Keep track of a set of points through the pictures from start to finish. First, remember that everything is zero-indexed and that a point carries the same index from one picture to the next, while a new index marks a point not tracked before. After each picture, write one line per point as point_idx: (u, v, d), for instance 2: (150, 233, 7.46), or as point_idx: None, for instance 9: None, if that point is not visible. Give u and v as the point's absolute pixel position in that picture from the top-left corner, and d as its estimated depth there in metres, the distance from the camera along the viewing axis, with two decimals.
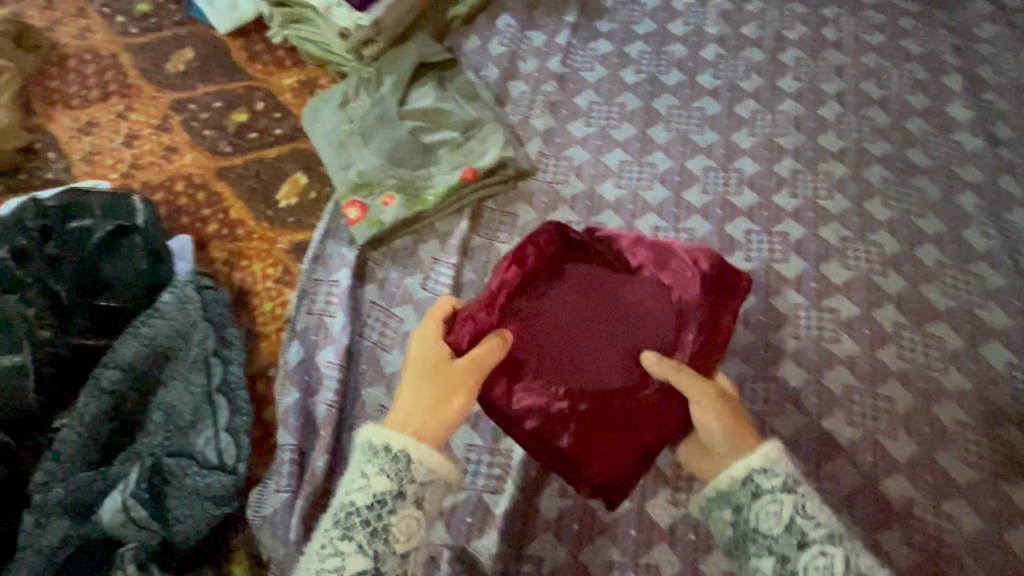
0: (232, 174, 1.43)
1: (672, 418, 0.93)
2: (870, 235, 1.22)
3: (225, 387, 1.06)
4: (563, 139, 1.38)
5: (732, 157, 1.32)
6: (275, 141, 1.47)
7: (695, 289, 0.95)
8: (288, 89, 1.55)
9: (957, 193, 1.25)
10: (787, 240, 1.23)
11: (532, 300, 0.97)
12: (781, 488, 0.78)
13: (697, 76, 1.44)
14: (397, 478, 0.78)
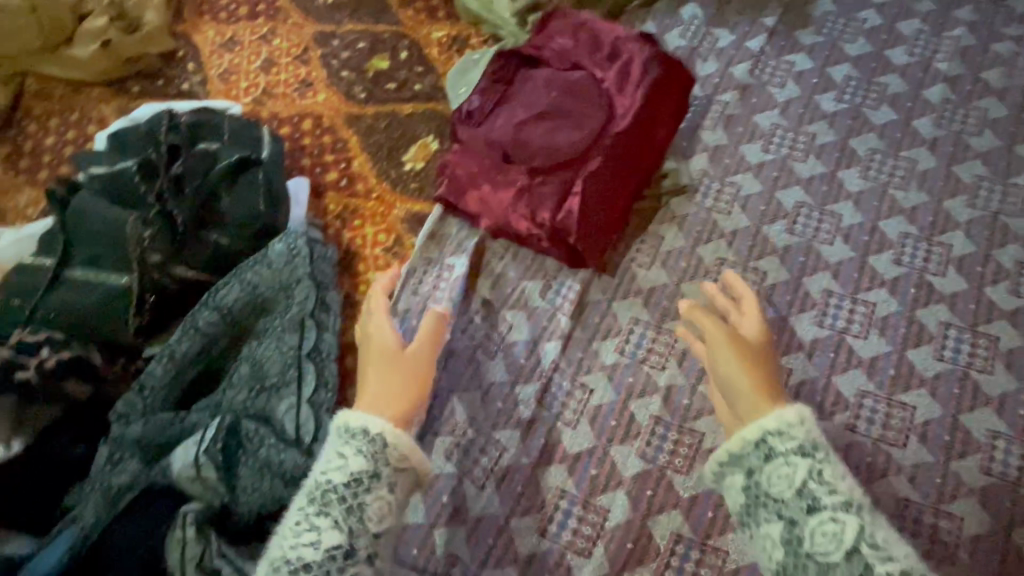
0: (363, 123, 1.34)
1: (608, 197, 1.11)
2: None
3: (316, 359, 0.98)
4: (733, 160, 1.20)
5: (941, 226, 1.11)
6: (412, 97, 1.36)
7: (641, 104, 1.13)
8: (437, 43, 1.44)
9: None
10: (995, 346, 1.01)
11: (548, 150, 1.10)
12: (795, 449, 0.72)
13: (911, 121, 1.21)
14: (374, 460, 0.77)
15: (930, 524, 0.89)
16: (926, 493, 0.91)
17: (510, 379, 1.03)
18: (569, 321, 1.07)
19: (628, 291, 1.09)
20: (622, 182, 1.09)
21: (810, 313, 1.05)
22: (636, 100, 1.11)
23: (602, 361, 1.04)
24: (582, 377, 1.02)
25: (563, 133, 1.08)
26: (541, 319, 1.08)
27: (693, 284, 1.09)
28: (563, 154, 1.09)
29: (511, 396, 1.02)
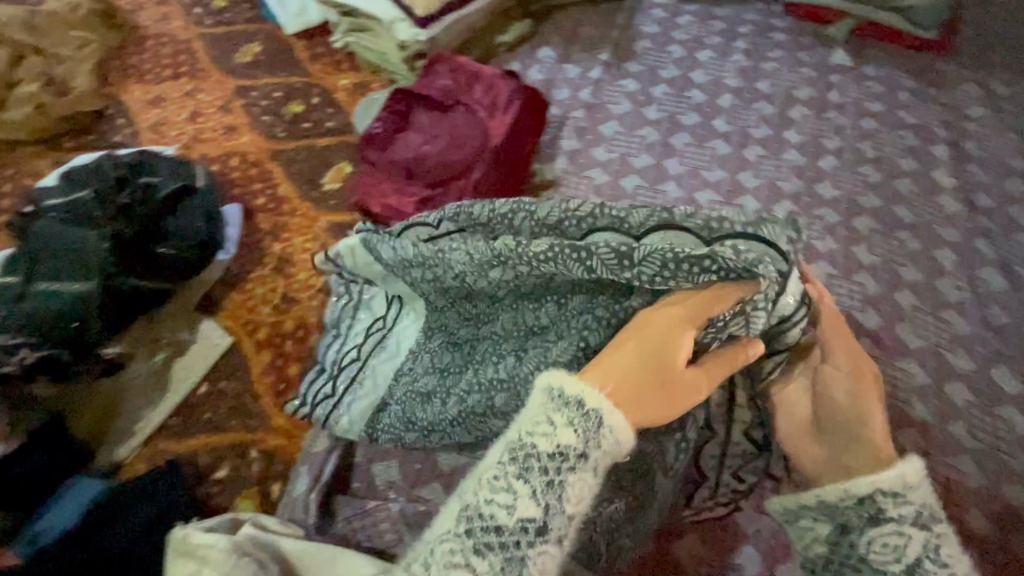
0: (265, 113, 1.25)
1: (491, 201, 1.02)
2: (1022, 270, 1.03)
3: (227, 369, 0.93)
4: (610, 115, 1.23)
5: (854, 158, 1.16)
6: (313, 107, 1.26)
7: (518, 111, 1.09)
8: (324, 49, 1.36)
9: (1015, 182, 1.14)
10: (867, 236, 1.07)
11: (422, 155, 1.04)
12: (913, 519, 0.54)
13: (761, 63, 1.31)
14: (586, 438, 0.46)
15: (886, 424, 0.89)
16: (882, 390, 0.92)
17: None
18: None
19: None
20: (510, 193, 1.05)
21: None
22: (514, 117, 1.08)
23: None
24: None
25: (442, 148, 1.04)
26: None
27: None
28: (443, 157, 1.03)
29: None
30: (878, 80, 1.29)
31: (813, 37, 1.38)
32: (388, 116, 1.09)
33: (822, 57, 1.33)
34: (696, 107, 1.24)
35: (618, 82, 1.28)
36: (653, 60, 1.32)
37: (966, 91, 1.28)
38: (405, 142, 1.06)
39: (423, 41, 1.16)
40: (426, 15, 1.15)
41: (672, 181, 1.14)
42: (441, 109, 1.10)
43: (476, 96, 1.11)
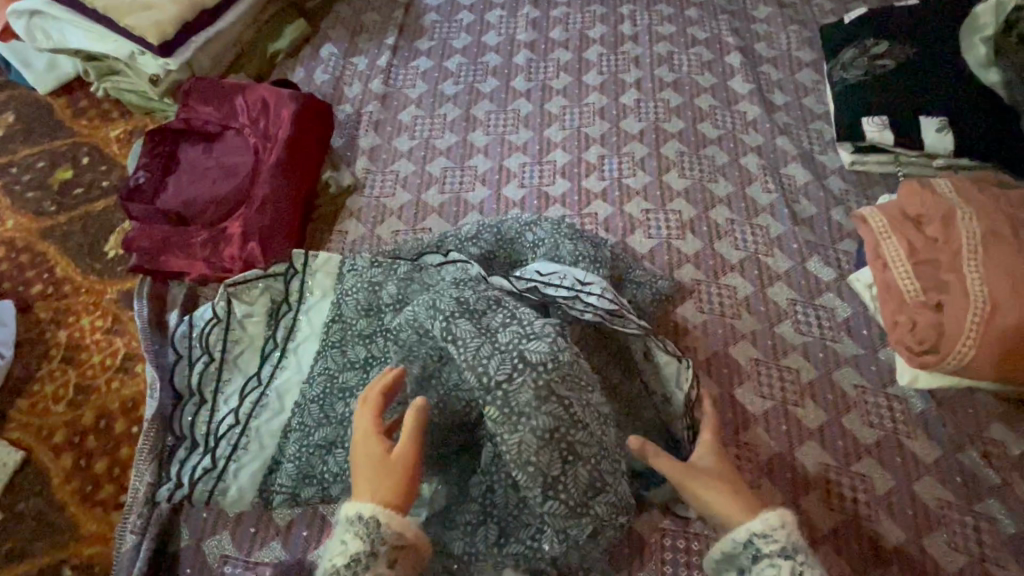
0: (28, 189, 1.11)
1: (275, 221, 0.94)
2: (819, 158, 1.06)
3: (23, 489, 0.83)
4: (410, 101, 1.17)
5: (654, 87, 1.16)
6: (82, 167, 1.13)
7: (286, 118, 1.01)
8: (87, 99, 1.21)
9: (805, 74, 1.16)
10: (676, 162, 1.07)
11: (194, 194, 0.96)
12: (780, 553, 0.62)
13: (552, 12, 1.28)
14: (369, 539, 0.60)
15: (720, 346, 0.89)
16: (712, 313, 0.92)
17: None
18: None
19: (371, 246, 1.00)
20: (298, 207, 0.98)
21: (557, 202, 1.03)
22: (281, 125, 1.01)
23: None
24: None
25: (213, 183, 0.97)
26: None
27: (436, 215, 1.03)
28: (215, 192, 0.96)
29: None
30: (667, 3, 1.28)
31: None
32: (150, 164, 1.00)
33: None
34: (493, 71, 1.20)
35: (411, 63, 1.22)
36: (444, 32, 1.26)
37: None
38: (174, 189, 0.98)
39: (177, 71, 1.07)
40: (167, 44, 1.05)
41: (480, 154, 1.10)
42: (209, 139, 1.02)
43: (241, 115, 1.02)
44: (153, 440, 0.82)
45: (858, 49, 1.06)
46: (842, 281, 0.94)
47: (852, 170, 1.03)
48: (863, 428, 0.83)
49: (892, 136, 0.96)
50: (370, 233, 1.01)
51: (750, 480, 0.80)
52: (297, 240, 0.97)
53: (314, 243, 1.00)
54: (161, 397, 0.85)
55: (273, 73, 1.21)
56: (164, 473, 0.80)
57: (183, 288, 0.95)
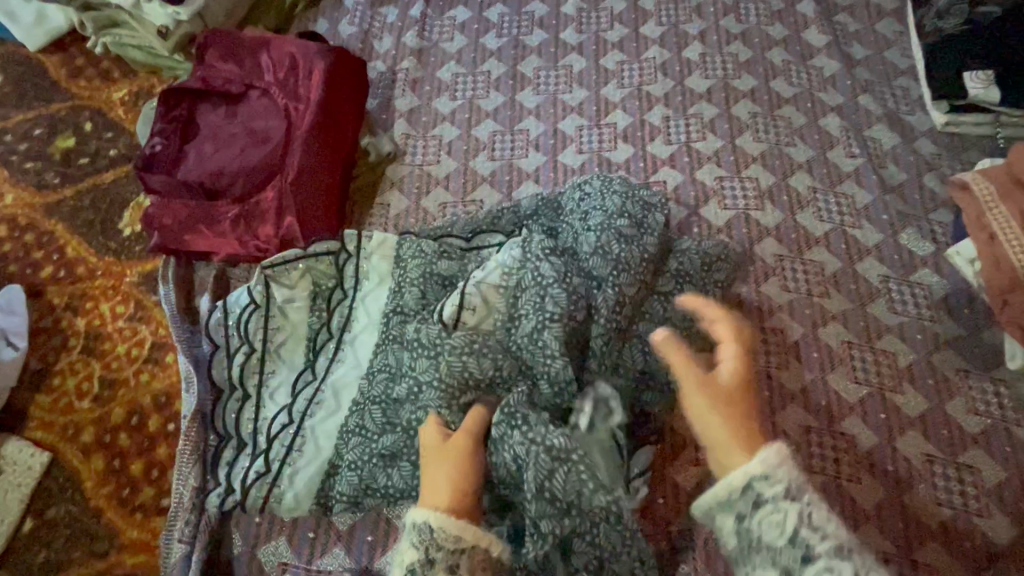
0: (27, 160, 0.99)
1: (314, 195, 0.84)
2: (907, 119, 0.96)
3: (53, 494, 0.75)
4: (446, 57, 1.05)
5: (720, 40, 1.04)
6: (85, 134, 1.01)
7: (319, 77, 0.89)
8: (85, 57, 1.08)
9: (885, 25, 1.05)
10: (749, 123, 0.97)
11: (221, 163, 0.86)
12: (785, 495, 0.46)
13: None
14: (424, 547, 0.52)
15: (809, 328, 0.82)
16: (798, 292, 0.84)
17: None
18: None
19: (417, 221, 0.90)
20: (338, 178, 0.88)
21: (621, 170, 0.93)
22: (312, 85, 0.89)
23: None
24: None
25: (240, 151, 0.86)
26: None
27: (488, 185, 0.93)
28: (244, 162, 0.85)
29: None
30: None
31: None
32: (166, 129, 0.88)
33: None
34: (539, 22, 1.08)
35: (447, 14, 1.09)
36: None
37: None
38: (195, 158, 0.87)
39: (188, 22, 0.95)
40: None
41: (531, 116, 0.99)
42: (232, 101, 0.90)
43: (267, 73, 0.90)
44: (193, 440, 0.74)
45: None
46: (939, 256, 0.86)
47: (945, 132, 0.94)
48: (969, 417, 0.76)
49: (999, 93, 0.87)
50: (415, 205, 0.91)
51: (848, 474, 0.74)
52: (337, 215, 0.87)
53: (354, 218, 0.90)
54: (199, 391, 0.77)
55: (293, 25, 1.08)
56: (211, 476, 0.73)
57: (213, 269, 0.86)
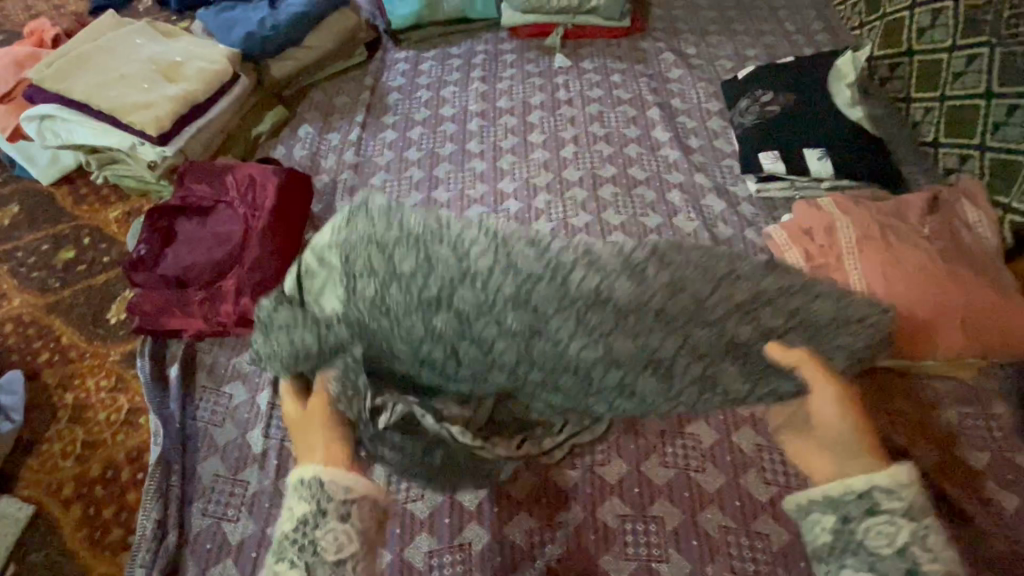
0: (34, 270, 1.22)
1: (266, 276, 1.06)
2: (732, 190, 1.25)
3: (35, 541, 0.89)
4: (376, 168, 1.34)
5: (589, 142, 1.36)
6: (84, 247, 1.25)
7: (272, 189, 1.15)
8: (89, 187, 1.35)
9: (713, 121, 1.38)
10: (612, 201, 1.25)
11: (193, 258, 1.09)
12: (902, 512, 0.67)
13: (497, 85, 1.50)
14: (314, 500, 0.67)
15: None
16: None
17: (241, 433, 0.97)
18: (275, 367, 1.03)
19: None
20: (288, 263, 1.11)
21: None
22: (267, 195, 1.15)
23: None
24: None
25: (209, 249, 1.10)
26: (255, 377, 1.03)
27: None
28: (212, 257, 1.09)
29: (243, 445, 0.95)
30: (595, 71, 1.51)
31: (535, 49, 1.59)
32: (151, 237, 1.12)
33: (547, 64, 1.54)
34: (450, 137, 1.39)
35: (379, 136, 1.41)
36: (406, 108, 1.47)
37: (665, 59, 1.53)
38: (173, 257, 1.10)
39: (174, 156, 1.21)
40: (165, 133, 1.19)
41: (444, 207, 1.26)
42: (204, 212, 1.16)
43: (231, 190, 1.16)
44: (157, 484, 0.90)
45: (750, 100, 1.29)
46: None
47: (760, 197, 1.22)
48: None
49: (783, 166, 1.16)
50: None
51: (694, 465, 0.91)
52: None
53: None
54: (166, 442, 0.95)
55: (257, 153, 1.37)
56: (172, 512, 0.88)
57: (183, 344, 1.06)
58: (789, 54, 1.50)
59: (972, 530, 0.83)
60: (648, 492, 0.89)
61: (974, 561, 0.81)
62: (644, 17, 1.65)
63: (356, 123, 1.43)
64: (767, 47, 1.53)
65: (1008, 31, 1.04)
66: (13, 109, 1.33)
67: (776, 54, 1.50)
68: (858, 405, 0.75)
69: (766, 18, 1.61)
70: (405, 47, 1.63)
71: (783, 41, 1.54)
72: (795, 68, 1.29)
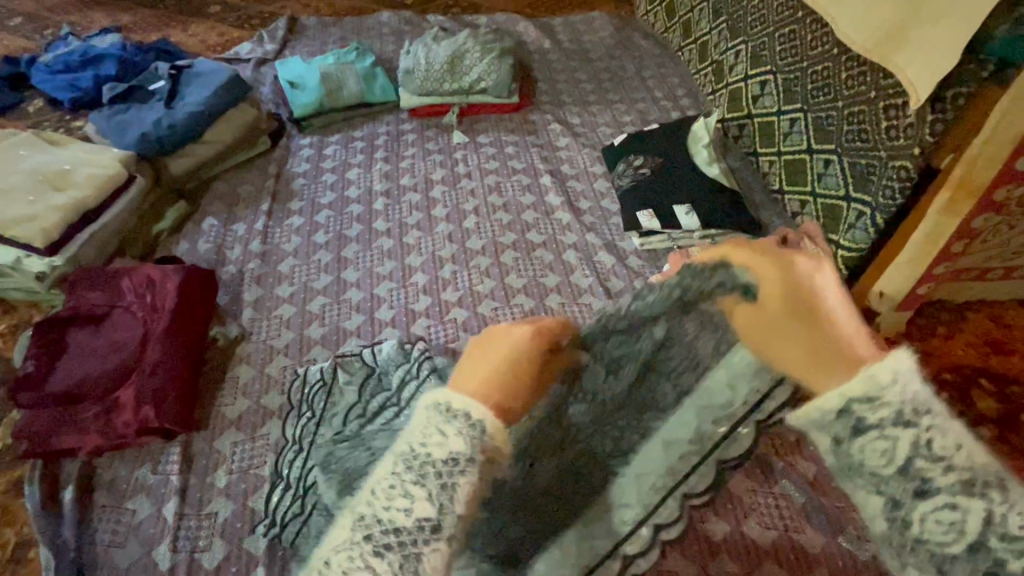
0: None
1: (168, 380, 1.04)
2: (620, 245, 1.37)
3: None
4: (282, 255, 1.37)
5: (489, 211, 1.45)
6: None
7: (173, 288, 1.14)
8: None
9: (599, 182, 1.52)
10: (514, 265, 1.33)
11: (89, 370, 1.05)
12: (893, 419, 0.40)
13: (400, 164, 1.59)
14: (472, 443, 0.46)
15: None
16: None
17: (146, 551, 0.93)
18: (183, 474, 1.01)
19: (261, 385, 1.13)
20: (193, 364, 1.10)
21: (422, 316, 1.24)
22: (167, 295, 1.13)
23: (219, 488, 0.99)
24: (206, 510, 0.97)
25: (106, 358, 1.07)
26: (159, 488, 0.99)
27: (319, 346, 1.19)
28: (109, 366, 1.05)
29: (148, 564, 0.91)
30: (490, 145, 1.64)
31: (434, 127, 1.70)
32: (38, 353, 1.07)
33: (446, 141, 1.65)
34: (357, 218, 1.45)
35: (285, 222, 1.44)
36: (312, 193, 1.52)
37: (552, 129, 1.68)
38: (64, 371, 1.06)
39: (64, 266, 1.18)
40: (52, 244, 1.16)
41: (353, 287, 1.30)
42: (100, 320, 1.13)
43: (129, 293, 1.14)
44: None
45: (625, 165, 1.45)
46: None
47: (644, 249, 1.35)
48: None
49: (658, 223, 1.31)
50: (259, 373, 1.15)
51: None
52: (191, 394, 1.08)
53: (207, 393, 1.12)
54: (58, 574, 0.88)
55: (158, 251, 1.37)
56: None
57: (77, 463, 1.01)
58: (657, 118, 1.70)
59: (847, 536, 0.93)
60: None
61: (851, 564, 0.90)
62: (531, 91, 1.82)
63: (262, 211, 1.45)
64: (639, 113, 1.73)
65: (813, 98, 1.22)
66: None
67: (648, 119, 1.70)
68: (807, 293, 0.49)
69: (636, 88, 1.82)
70: (308, 133, 1.70)
71: (652, 106, 1.74)
72: (660, 133, 1.46)
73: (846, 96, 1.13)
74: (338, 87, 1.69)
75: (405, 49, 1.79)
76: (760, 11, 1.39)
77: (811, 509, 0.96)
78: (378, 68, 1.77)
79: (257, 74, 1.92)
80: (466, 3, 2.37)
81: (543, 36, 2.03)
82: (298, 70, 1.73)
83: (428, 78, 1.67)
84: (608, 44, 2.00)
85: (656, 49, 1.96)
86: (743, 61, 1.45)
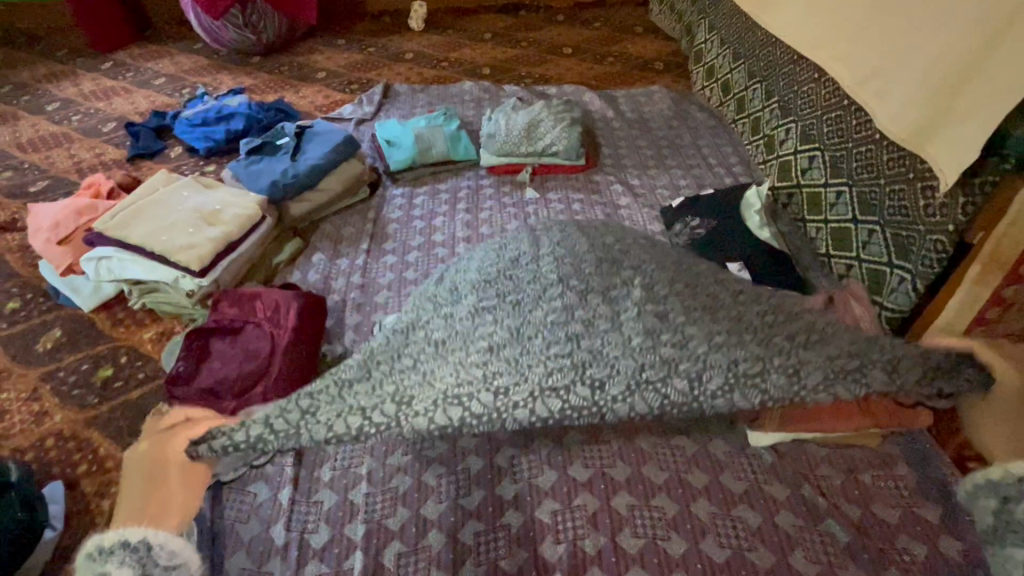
0: (74, 387, 1.38)
1: (289, 387, 1.25)
2: None
3: None
4: (378, 288, 1.59)
5: None
6: (123, 364, 1.43)
7: (295, 311, 1.36)
8: (126, 311, 1.55)
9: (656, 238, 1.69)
10: None
11: (228, 372, 1.27)
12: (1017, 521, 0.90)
13: (479, 215, 1.81)
14: (137, 564, 0.82)
15: (627, 437, 1.21)
16: None
17: (264, 527, 1.11)
18: (295, 466, 1.19)
19: None
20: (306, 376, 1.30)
21: None
22: (291, 316, 1.35)
23: (323, 481, 1.17)
24: (313, 498, 1.15)
25: (240, 364, 1.28)
26: (275, 476, 1.18)
27: None
28: (243, 371, 1.27)
29: (266, 538, 1.09)
30: (559, 201, 1.85)
31: (509, 184, 1.93)
32: (187, 357, 1.30)
33: (519, 196, 1.87)
34: (441, 260, 1.66)
35: (381, 260, 1.67)
36: (403, 236, 1.75)
37: (614, 189, 1.88)
38: (207, 372, 1.28)
39: (208, 286, 1.43)
40: (204, 267, 1.42)
41: None
42: (235, 332, 1.36)
43: (260, 313, 1.37)
44: None
45: (682, 225, 1.62)
46: None
47: None
48: (734, 481, 1.14)
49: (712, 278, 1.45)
50: None
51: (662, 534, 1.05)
52: None
53: None
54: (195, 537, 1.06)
55: (276, 278, 1.62)
56: None
57: None
58: (711, 184, 1.87)
59: None
60: (623, 561, 1.02)
61: None
62: (595, 155, 2.04)
63: (362, 250, 1.70)
64: (695, 178, 1.90)
65: (858, 176, 1.37)
66: (70, 250, 1.55)
67: (702, 184, 1.88)
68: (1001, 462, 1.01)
69: (691, 155, 2.01)
70: (400, 184, 1.96)
71: (706, 172, 1.92)
72: (715, 197, 1.63)
73: (888, 177, 1.28)
74: (429, 146, 1.95)
75: (487, 116, 2.06)
76: (810, 95, 1.56)
77: (854, 547, 1.04)
78: (462, 132, 2.03)
79: (358, 133, 2.24)
80: (538, 74, 2.68)
81: (607, 107, 2.28)
82: (396, 130, 2.02)
83: (507, 142, 1.92)
84: (666, 115, 2.22)
85: (711, 120, 2.15)
86: (794, 137, 1.62)
